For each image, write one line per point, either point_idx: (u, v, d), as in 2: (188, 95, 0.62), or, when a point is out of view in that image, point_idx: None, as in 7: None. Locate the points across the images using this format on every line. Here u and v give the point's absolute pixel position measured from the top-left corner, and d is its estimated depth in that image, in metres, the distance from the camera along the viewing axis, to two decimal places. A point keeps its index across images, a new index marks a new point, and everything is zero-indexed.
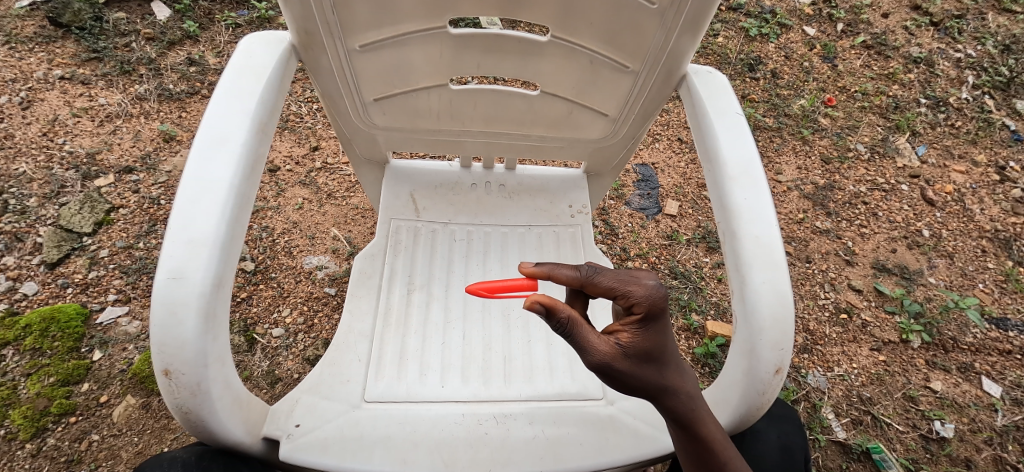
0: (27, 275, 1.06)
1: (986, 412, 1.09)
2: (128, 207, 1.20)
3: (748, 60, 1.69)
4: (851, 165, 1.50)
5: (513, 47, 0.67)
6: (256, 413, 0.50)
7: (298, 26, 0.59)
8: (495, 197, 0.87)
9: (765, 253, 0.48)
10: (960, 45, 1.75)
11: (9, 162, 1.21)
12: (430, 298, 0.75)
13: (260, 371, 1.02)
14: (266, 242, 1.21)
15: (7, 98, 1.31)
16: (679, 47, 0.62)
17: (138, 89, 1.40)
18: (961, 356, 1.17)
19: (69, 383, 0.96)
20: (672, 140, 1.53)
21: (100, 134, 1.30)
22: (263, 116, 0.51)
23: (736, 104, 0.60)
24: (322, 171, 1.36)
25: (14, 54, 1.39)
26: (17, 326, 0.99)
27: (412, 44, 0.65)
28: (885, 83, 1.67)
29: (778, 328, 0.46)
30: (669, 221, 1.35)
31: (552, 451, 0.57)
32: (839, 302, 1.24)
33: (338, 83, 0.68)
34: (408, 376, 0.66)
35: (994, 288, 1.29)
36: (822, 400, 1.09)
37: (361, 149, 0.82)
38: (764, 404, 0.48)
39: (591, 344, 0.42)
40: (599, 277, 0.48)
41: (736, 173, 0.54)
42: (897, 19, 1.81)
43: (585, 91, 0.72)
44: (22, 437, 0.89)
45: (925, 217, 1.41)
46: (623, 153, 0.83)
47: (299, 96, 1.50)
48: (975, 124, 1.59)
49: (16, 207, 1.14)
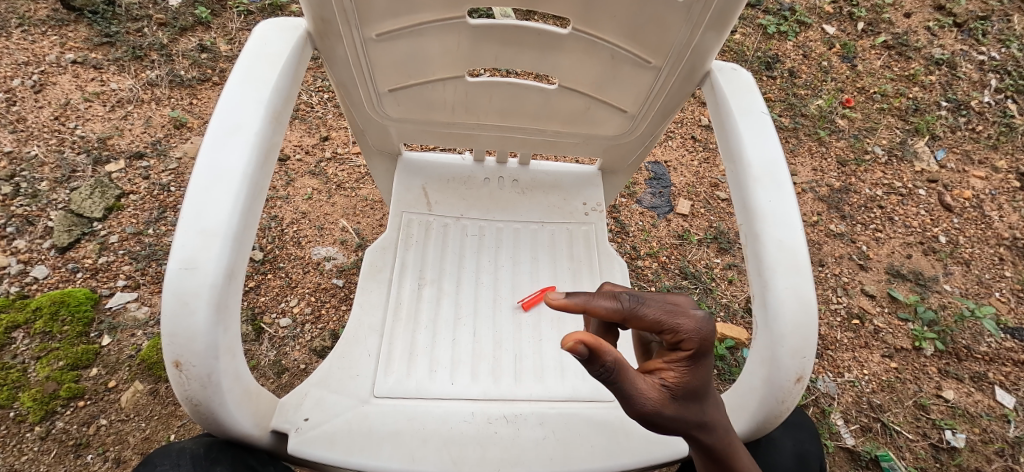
0: (38, 259, 1.07)
1: (998, 422, 1.07)
2: (139, 193, 1.20)
3: (765, 58, 1.66)
4: (868, 167, 1.47)
5: (532, 40, 0.66)
6: (264, 405, 0.50)
7: (314, 14, 0.57)
8: (507, 192, 0.86)
9: (788, 258, 0.47)
10: (983, 47, 1.71)
11: (21, 145, 1.21)
12: (441, 294, 0.74)
13: (267, 361, 1.03)
14: (275, 232, 1.20)
15: (20, 81, 1.31)
16: (703, 44, 0.60)
17: (149, 75, 1.39)
18: (975, 365, 1.15)
19: (78, 368, 0.96)
20: (686, 138, 1.51)
21: (111, 120, 1.30)
22: (277, 105, 0.50)
23: (760, 103, 0.58)
24: (332, 162, 1.36)
25: (26, 37, 1.38)
26: (27, 308, 1.00)
27: (429, 35, 0.64)
28: (905, 85, 1.63)
29: (800, 335, 0.45)
30: (681, 220, 1.33)
31: (561, 452, 0.56)
32: (851, 307, 1.23)
33: (353, 72, 0.67)
34: (418, 371, 0.65)
35: (1011, 297, 1.26)
36: (832, 406, 1.08)
37: (373, 140, 0.81)
38: (782, 413, 0.47)
39: (643, 394, 0.40)
40: (644, 308, 0.43)
41: (760, 174, 0.52)
42: (919, 19, 1.77)
43: (603, 86, 0.70)
44: (30, 420, 0.89)
45: (942, 224, 1.38)
46: (639, 151, 0.81)
47: (311, 85, 1.50)
48: (997, 129, 1.55)
49: (27, 191, 1.14)
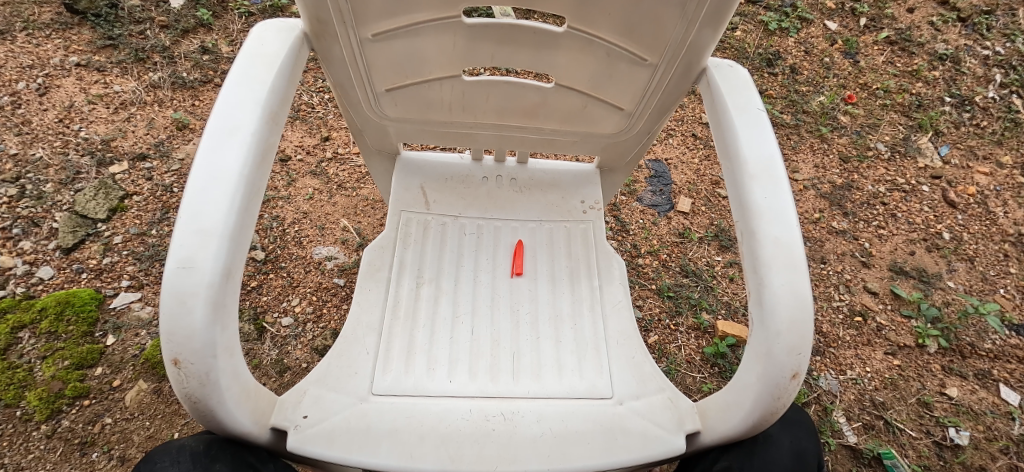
0: (44, 260, 1.08)
1: (1002, 420, 1.06)
2: (142, 194, 1.21)
3: (766, 55, 1.66)
4: (870, 164, 1.46)
5: (528, 38, 0.66)
6: (263, 403, 0.50)
7: (310, 14, 0.58)
8: (506, 191, 0.86)
9: (785, 254, 0.47)
10: (988, 42, 1.69)
11: (26, 147, 1.22)
12: (439, 292, 0.75)
13: (269, 360, 1.03)
14: (277, 232, 1.21)
15: (24, 84, 1.32)
16: (699, 41, 0.60)
17: (152, 77, 1.40)
18: (979, 363, 1.14)
19: (83, 367, 0.97)
20: (687, 135, 1.50)
21: (114, 122, 1.31)
22: (274, 106, 0.50)
23: (756, 100, 0.58)
24: (333, 162, 1.36)
25: (31, 41, 1.40)
26: (33, 309, 1.01)
27: (425, 34, 0.64)
28: (908, 81, 1.62)
29: (795, 331, 0.45)
30: (682, 218, 1.33)
31: (558, 449, 0.56)
32: (853, 305, 1.22)
33: (350, 72, 0.67)
34: (417, 370, 0.65)
35: (1016, 294, 1.25)
36: (834, 403, 1.08)
37: (371, 140, 0.81)
38: (778, 410, 0.47)
39: None
40: None
41: (756, 171, 0.52)
42: (923, 14, 1.76)
43: (600, 84, 0.70)
44: (37, 419, 0.91)
45: (946, 220, 1.37)
46: (637, 148, 0.81)
47: (311, 86, 1.51)
48: (1002, 125, 1.54)
49: (32, 193, 1.15)
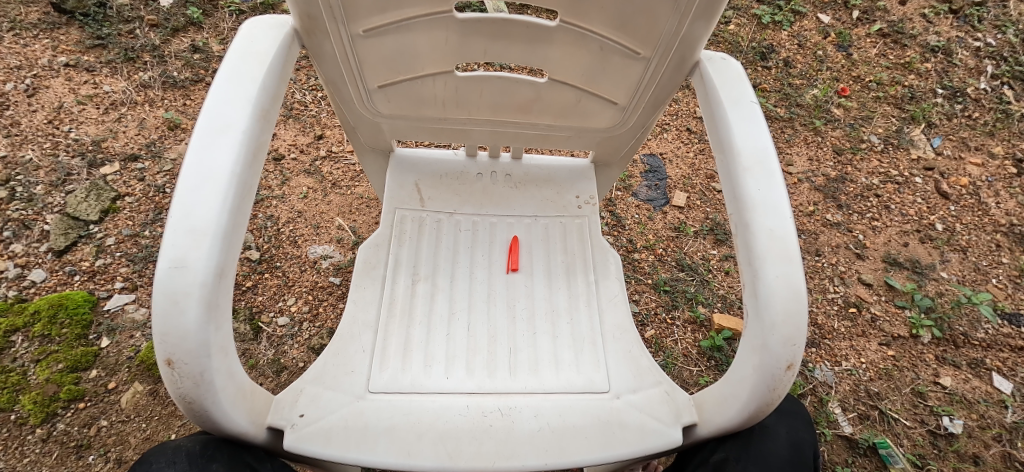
0: (35, 262, 1.07)
1: (996, 408, 1.07)
2: (135, 195, 1.20)
3: (760, 49, 1.66)
4: (864, 156, 1.47)
5: (520, 33, 0.66)
6: (259, 404, 0.50)
7: (300, 11, 0.57)
8: (500, 187, 0.86)
9: (778, 246, 0.47)
10: (979, 33, 1.70)
11: (15, 149, 1.21)
12: (435, 289, 0.74)
13: (266, 359, 1.03)
14: (271, 231, 1.21)
15: (12, 85, 1.30)
16: (692, 33, 0.60)
17: (142, 76, 1.39)
18: (972, 352, 1.15)
19: (77, 370, 0.96)
20: (681, 130, 1.51)
21: (105, 123, 1.30)
22: (265, 104, 0.50)
23: (749, 92, 0.58)
24: (327, 160, 1.36)
25: (18, 41, 1.38)
26: (25, 312, 1.00)
27: (416, 30, 0.64)
28: (901, 73, 1.63)
29: (790, 323, 0.45)
30: (677, 213, 1.33)
31: (557, 444, 0.56)
32: (848, 296, 1.23)
33: (342, 70, 0.66)
34: (414, 367, 0.65)
35: (1008, 283, 1.26)
36: (829, 394, 1.08)
37: (365, 138, 0.81)
38: (774, 401, 0.47)
39: None
40: None
41: (750, 163, 0.52)
42: (915, 6, 1.77)
43: (594, 78, 0.70)
44: (32, 422, 0.90)
45: (939, 211, 1.38)
46: (631, 143, 0.81)
47: (304, 84, 1.50)
48: (993, 116, 1.55)
49: (23, 195, 1.14)
